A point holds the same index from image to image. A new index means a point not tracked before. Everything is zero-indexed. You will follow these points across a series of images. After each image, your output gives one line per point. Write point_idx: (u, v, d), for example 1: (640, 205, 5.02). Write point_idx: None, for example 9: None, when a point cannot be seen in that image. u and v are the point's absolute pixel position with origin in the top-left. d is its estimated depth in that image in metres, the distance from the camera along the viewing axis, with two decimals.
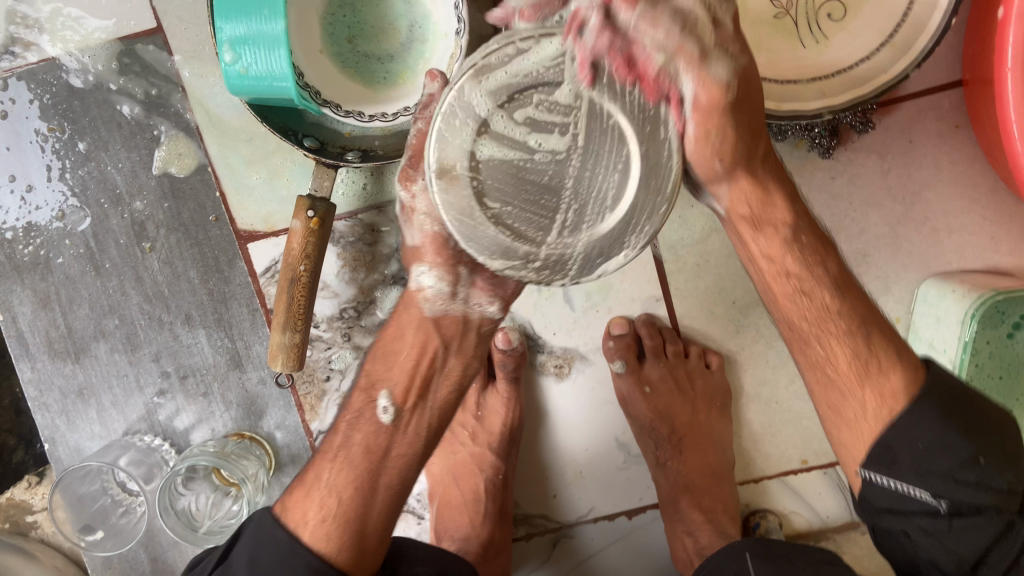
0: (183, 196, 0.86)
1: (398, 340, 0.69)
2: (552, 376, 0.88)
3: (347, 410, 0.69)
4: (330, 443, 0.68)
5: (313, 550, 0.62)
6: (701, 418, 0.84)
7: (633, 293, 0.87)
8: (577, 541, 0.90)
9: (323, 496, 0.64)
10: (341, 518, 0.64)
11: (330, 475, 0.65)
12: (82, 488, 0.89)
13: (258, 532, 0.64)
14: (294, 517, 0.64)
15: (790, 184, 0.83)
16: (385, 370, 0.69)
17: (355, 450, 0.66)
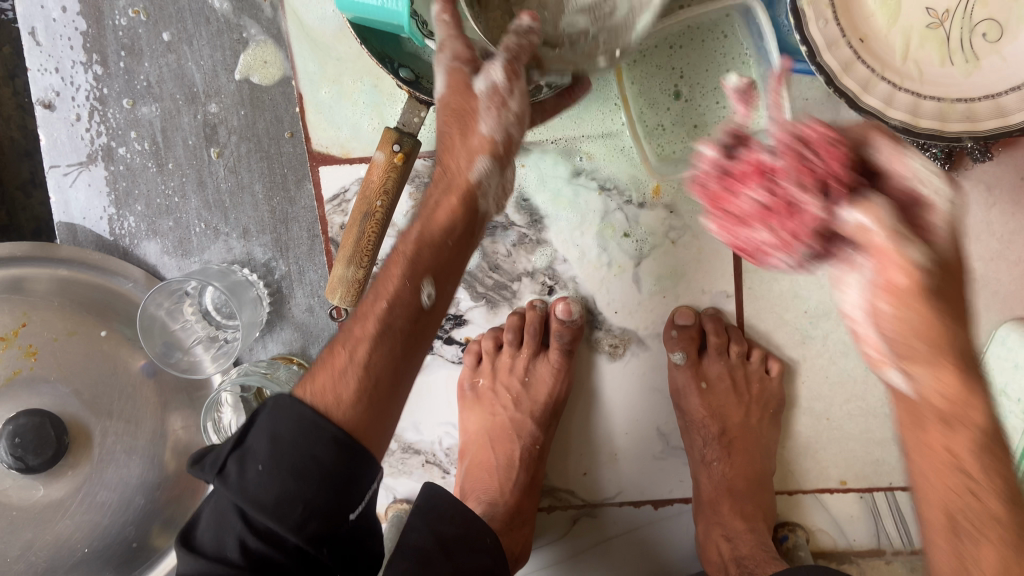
0: (261, 105, 0.82)
1: (437, 218, 0.63)
2: (605, 355, 0.86)
3: (367, 303, 0.60)
4: (354, 332, 0.58)
5: (335, 421, 0.53)
6: (752, 423, 0.82)
7: (703, 284, 0.84)
8: (598, 522, 0.90)
9: (344, 370, 0.55)
10: (364, 388, 0.55)
11: (368, 353, 0.57)
12: (168, 306, 0.83)
13: (275, 410, 0.52)
14: (321, 394, 0.54)
15: None
16: (420, 247, 0.62)
17: (398, 325, 0.59)
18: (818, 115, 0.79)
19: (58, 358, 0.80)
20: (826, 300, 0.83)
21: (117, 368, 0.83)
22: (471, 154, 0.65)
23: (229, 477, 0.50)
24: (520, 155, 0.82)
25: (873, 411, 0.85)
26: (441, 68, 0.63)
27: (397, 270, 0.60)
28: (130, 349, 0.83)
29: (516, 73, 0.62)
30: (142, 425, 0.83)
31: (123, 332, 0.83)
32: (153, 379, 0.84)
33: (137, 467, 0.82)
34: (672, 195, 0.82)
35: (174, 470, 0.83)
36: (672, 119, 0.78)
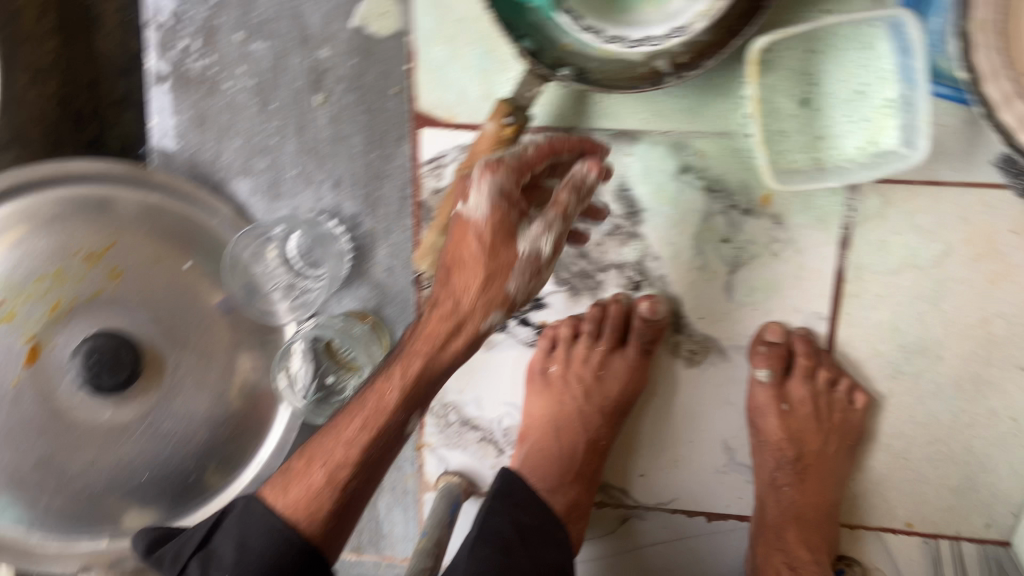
0: (372, 57, 0.80)
1: (443, 359, 0.62)
2: (682, 360, 0.84)
3: (343, 426, 0.63)
4: (332, 452, 0.63)
5: (303, 533, 0.61)
6: (829, 451, 0.79)
7: (798, 303, 0.80)
8: (646, 525, 0.89)
9: (320, 487, 0.62)
10: (334, 511, 0.62)
11: (345, 448, 0.62)
12: (253, 249, 0.84)
13: (245, 514, 0.63)
14: (294, 505, 0.62)
15: (1012, 245, 0.75)
16: (425, 371, 0.62)
17: (382, 434, 0.63)
18: (952, 144, 0.74)
19: (139, 283, 0.79)
20: (924, 337, 0.79)
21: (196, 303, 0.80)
22: (489, 299, 0.61)
23: (191, 572, 0.62)
24: (629, 143, 0.79)
25: (954, 458, 0.82)
26: (484, 193, 0.58)
27: (398, 402, 0.62)
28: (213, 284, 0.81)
29: (565, 224, 0.61)
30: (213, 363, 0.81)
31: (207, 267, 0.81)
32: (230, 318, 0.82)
33: (204, 404, 0.81)
34: (783, 205, 0.78)
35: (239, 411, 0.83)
36: (795, 127, 0.74)
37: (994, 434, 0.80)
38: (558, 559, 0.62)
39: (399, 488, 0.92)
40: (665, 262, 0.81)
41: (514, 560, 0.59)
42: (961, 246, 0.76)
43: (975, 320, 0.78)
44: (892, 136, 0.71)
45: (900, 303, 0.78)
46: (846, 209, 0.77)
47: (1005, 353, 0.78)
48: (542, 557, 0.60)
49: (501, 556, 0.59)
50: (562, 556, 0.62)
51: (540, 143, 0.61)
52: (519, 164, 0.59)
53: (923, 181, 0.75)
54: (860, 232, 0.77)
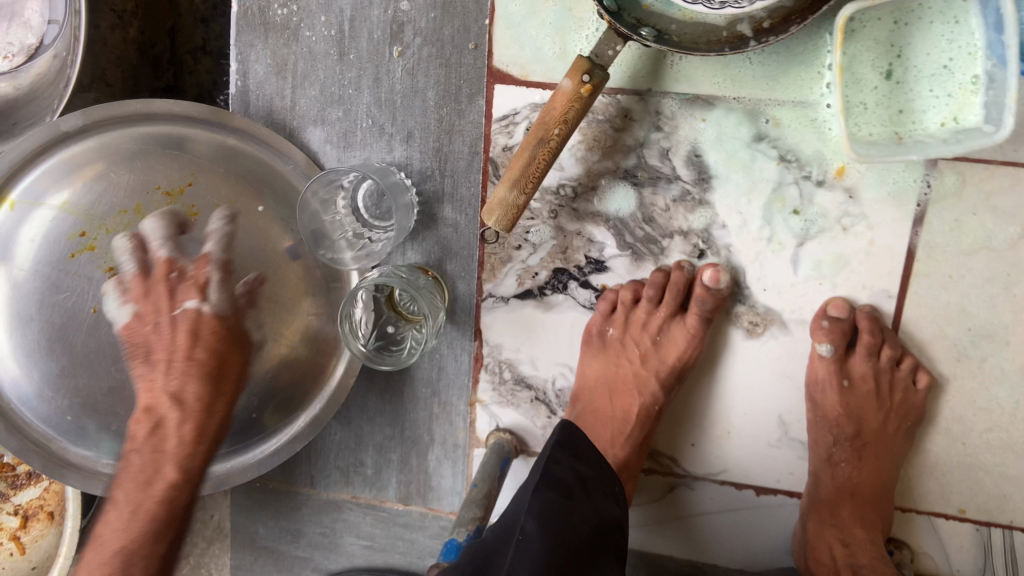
0: (451, 12, 0.81)
1: (173, 439, 0.73)
2: (742, 330, 0.83)
3: (110, 521, 0.72)
4: (101, 543, 0.72)
5: None
6: (888, 431, 0.79)
7: (865, 280, 0.79)
8: (694, 495, 0.89)
9: (131, 560, 0.70)
10: None
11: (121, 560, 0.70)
12: (324, 195, 0.83)
13: None
14: None
15: None
16: (161, 505, 0.73)
17: (150, 528, 0.71)
18: None
19: (216, 222, 0.80)
20: (993, 322, 0.78)
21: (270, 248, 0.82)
22: (172, 361, 0.73)
23: None
24: (703, 109, 0.79)
25: (1016, 447, 0.80)
26: (215, 282, 0.75)
27: (151, 502, 0.72)
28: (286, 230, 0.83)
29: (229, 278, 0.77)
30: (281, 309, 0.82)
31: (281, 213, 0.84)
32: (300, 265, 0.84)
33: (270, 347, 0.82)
34: (857, 178, 0.77)
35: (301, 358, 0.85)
36: (875, 99, 0.74)
37: None
38: (616, 512, 0.62)
39: (449, 442, 0.94)
40: (731, 231, 0.81)
41: (575, 507, 0.60)
42: None
43: None
44: (975, 113, 0.71)
45: (971, 286, 0.77)
46: (922, 185, 0.76)
47: None
48: (602, 507, 0.61)
49: (564, 499, 0.60)
50: (620, 509, 0.63)
51: (201, 257, 0.76)
52: (173, 259, 0.75)
53: (1003, 161, 0.74)
54: (935, 209, 0.76)
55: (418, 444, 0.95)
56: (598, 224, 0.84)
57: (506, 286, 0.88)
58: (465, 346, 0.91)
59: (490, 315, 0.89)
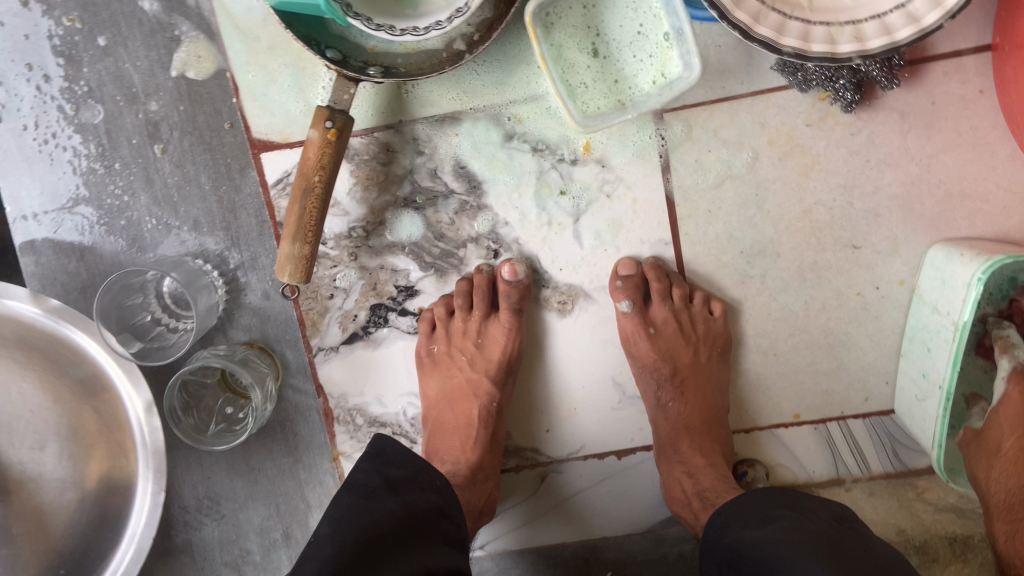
0: (199, 99, 0.85)
1: None
2: (555, 312, 0.89)
3: None
4: None
5: None
6: (701, 361, 0.86)
7: (641, 235, 0.87)
8: (564, 477, 0.93)
9: None
10: None
11: None
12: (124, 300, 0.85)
13: None
14: None
15: (809, 137, 0.83)
16: None
17: None
18: (730, 61, 0.82)
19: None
20: (760, 239, 0.86)
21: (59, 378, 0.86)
22: None
23: None
24: (453, 125, 0.85)
25: (818, 343, 0.88)
26: None
27: None
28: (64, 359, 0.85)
29: None
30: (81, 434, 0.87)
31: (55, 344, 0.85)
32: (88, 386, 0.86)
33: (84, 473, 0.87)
34: (603, 149, 0.85)
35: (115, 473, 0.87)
36: (592, 77, 0.81)
37: (846, 312, 0.87)
38: (433, 501, 0.68)
39: (324, 504, 0.94)
40: (514, 226, 0.87)
41: (380, 501, 0.65)
42: (766, 149, 0.84)
43: (799, 213, 0.85)
44: (676, 65, 0.80)
45: (731, 214, 0.85)
46: (658, 139, 0.84)
47: (833, 236, 0.85)
48: (411, 501, 0.66)
49: (366, 500, 0.65)
50: (435, 498, 0.69)
51: None
52: None
53: (716, 99, 0.83)
54: (676, 156, 0.84)
55: (295, 513, 0.94)
56: (396, 254, 0.88)
57: (332, 337, 0.90)
58: (310, 405, 0.92)
59: (326, 368, 0.91)
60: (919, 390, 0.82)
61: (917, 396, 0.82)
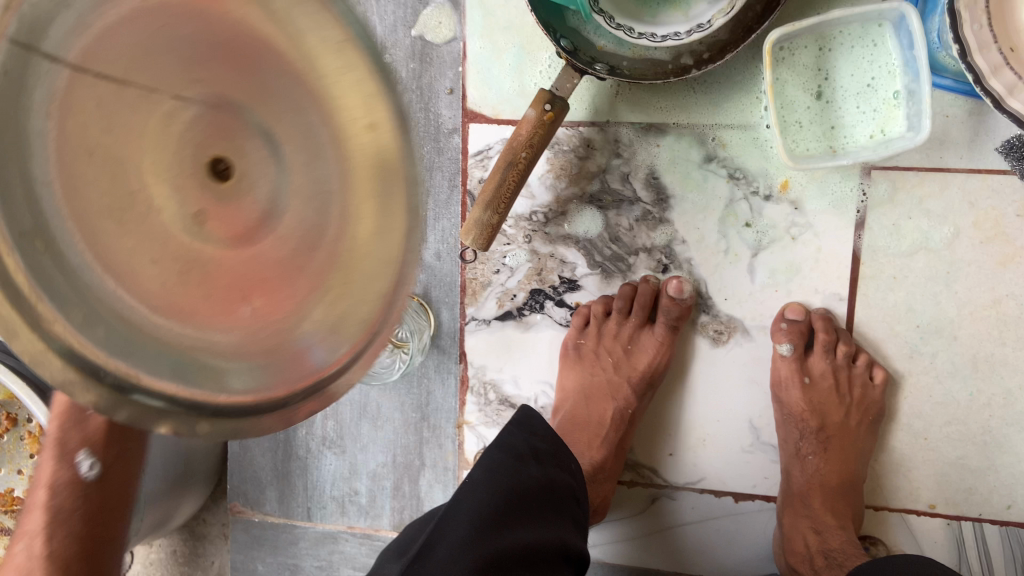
0: (429, 62, 0.90)
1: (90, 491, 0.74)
2: (708, 339, 0.89)
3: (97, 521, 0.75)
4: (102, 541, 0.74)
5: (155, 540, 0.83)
6: (851, 424, 0.83)
7: (816, 284, 0.86)
8: (676, 505, 0.92)
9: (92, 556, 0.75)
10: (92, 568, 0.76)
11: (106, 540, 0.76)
12: None
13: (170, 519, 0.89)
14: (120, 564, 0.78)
15: (1017, 227, 0.81)
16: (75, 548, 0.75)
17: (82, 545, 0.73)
18: (954, 134, 0.80)
19: None
20: (939, 318, 0.83)
21: (227, 150, 0.31)
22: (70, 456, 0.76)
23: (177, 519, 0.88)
24: (657, 135, 0.87)
25: (975, 438, 0.84)
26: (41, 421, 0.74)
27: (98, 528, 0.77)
28: (127, 30, 0.32)
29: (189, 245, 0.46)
30: (187, 184, 0.31)
31: (202, 57, 0.31)
32: (312, 168, 0.31)
33: (326, 347, 0.33)
34: (799, 191, 0.85)
35: (173, 325, 0.33)
36: (810, 118, 0.82)
37: (1013, 414, 0.83)
38: (569, 481, 0.71)
39: (440, 466, 0.97)
40: (691, 246, 0.88)
41: (526, 467, 0.68)
42: (970, 229, 0.82)
43: (988, 301, 0.82)
44: (899, 125, 0.79)
45: (915, 285, 0.83)
46: (858, 194, 0.83)
47: (1017, 333, 0.82)
48: (553, 473, 0.70)
49: (514, 460, 0.68)
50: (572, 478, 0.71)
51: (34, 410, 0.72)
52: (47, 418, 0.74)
53: (929, 168, 0.81)
54: (874, 215, 0.83)
55: (409, 468, 0.98)
56: (569, 246, 0.90)
57: (487, 310, 0.94)
58: (450, 369, 0.95)
59: (473, 338, 0.94)
60: None
61: None
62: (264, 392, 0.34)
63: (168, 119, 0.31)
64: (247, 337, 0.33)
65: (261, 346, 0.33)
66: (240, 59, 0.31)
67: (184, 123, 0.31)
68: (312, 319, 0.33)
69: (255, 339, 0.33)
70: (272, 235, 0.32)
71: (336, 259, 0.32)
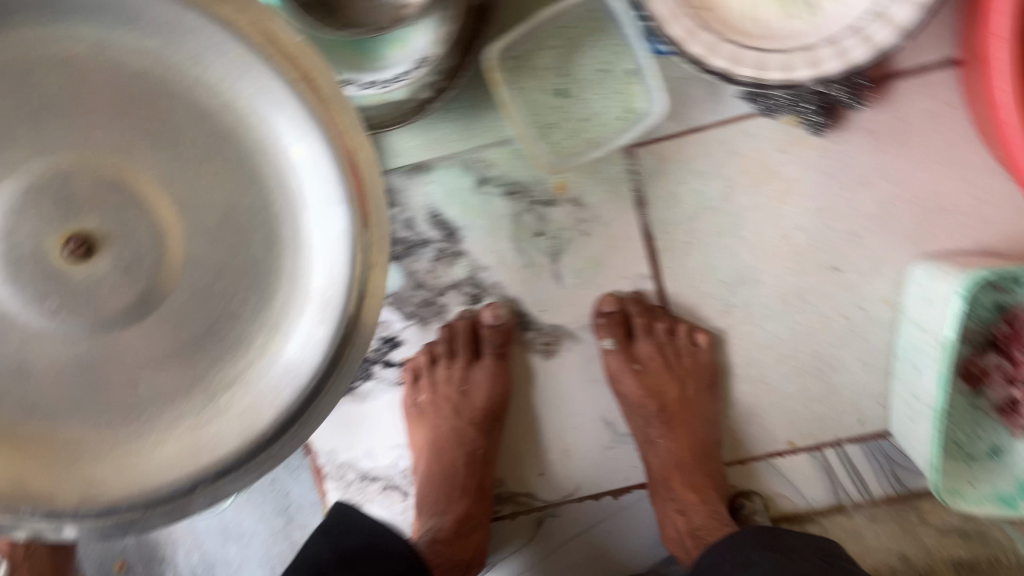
0: None
1: None
2: (540, 353, 0.89)
3: None
4: None
5: None
6: (689, 394, 0.85)
7: (621, 271, 0.86)
8: (561, 521, 0.91)
9: None
10: None
11: None
12: None
13: None
14: None
15: (781, 162, 0.83)
16: None
17: None
18: (697, 92, 0.82)
19: None
20: (740, 269, 0.85)
21: (235, 200, 0.49)
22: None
23: None
24: (425, 173, 0.85)
25: (808, 368, 0.87)
26: None
27: None
28: (84, 115, 0.48)
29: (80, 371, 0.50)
30: (92, 292, 0.47)
31: (206, 137, 0.49)
32: (235, 215, 0.49)
33: (232, 438, 0.49)
34: (576, 188, 0.85)
35: (48, 440, 0.50)
36: (561, 117, 0.82)
37: (832, 335, 0.86)
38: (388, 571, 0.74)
39: None
40: (494, 270, 0.87)
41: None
42: (740, 177, 0.83)
43: (778, 239, 0.84)
44: (644, 100, 0.81)
45: (709, 244, 0.85)
46: (630, 174, 0.84)
47: (813, 260, 0.84)
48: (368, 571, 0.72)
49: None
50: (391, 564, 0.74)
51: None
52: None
53: (685, 131, 0.83)
54: (651, 190, 0.84)
55: None
56: None
57: None
58: (299, 463, 0.91)
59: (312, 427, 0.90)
60: (912, 411, 0.80)
61: (911, 417, 0.81)
62: (174, 453, 0.50)
63: (117, 206, 0.47)
64: (142, 408, 0.50)
65: (194, 398, 0.50)
66: (223, 134, 0.49)
67: (65, 195, 0.47)
68: (241, 373, 0.50)
69: (262, 338, 0.50)
70: (170, 301, 0.49)
71: (291, 271, 0.50)
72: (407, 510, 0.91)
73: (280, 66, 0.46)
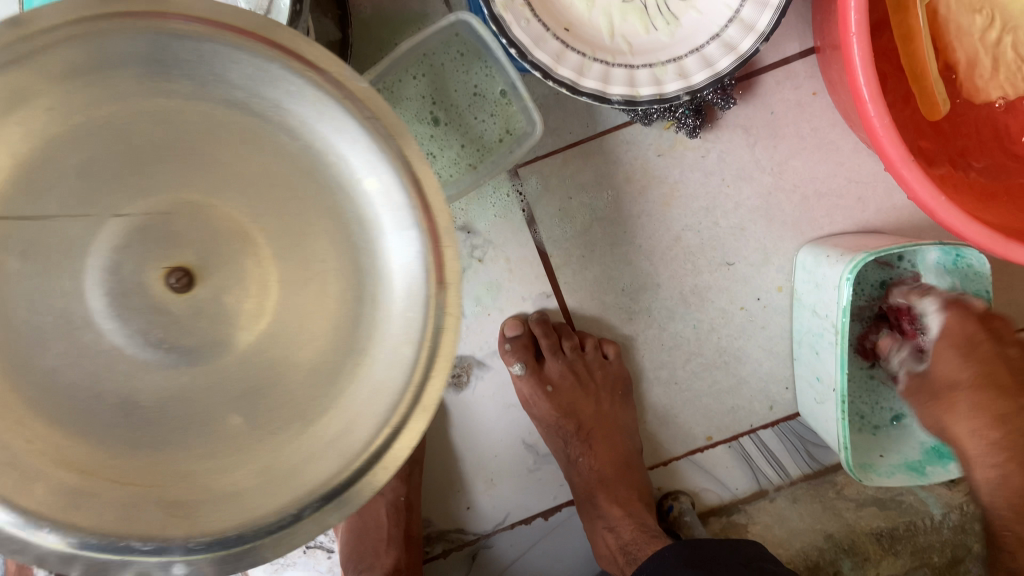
0: None
1: None
2: (452, 388, 0.86)
3: None
4: None
5: None
6: (604, 409, 0.87)
7: (521, 293, 0.85)
8: (496, 551, 0.89)
9: None
10: None
11: None
12: None
13: None
14: None
15: (662, 166, 0.83)
16: None
17: None
18: (571, 106, 0.81)
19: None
20: (639, 275, 0.85)
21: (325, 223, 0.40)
22: None
23: None
24: None
25: (716, 363, 0.88)
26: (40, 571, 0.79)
27: None
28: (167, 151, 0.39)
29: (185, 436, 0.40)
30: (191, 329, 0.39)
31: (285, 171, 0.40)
32: (308, 248, 0.40)
33: (330, 462, 0.41)
34: (464, 215, 0.82)
35: (156, 469, 0.40)
36: (438, 146, 0.79)
37: (734, 328, 0.87)
38: None
39: None
40: None
41: None
42: (626, 185, 0.83)
43: (670, 241, 0.85)
44: (519, 120, 0.79)
45: (604, 254, 0.84)
46: (516, 196, 0.83)
47: (706, 257, 0.85)
48: None
49: None
50: None
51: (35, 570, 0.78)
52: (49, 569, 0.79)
53: (565, 146, 0.82)
54: (540, 210, 0.83)
55: None
56: None
57: None
58: None
59: None
60: (817, 393, 0.82)
61: (816, 399, 0.83)
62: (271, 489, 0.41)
63: (195, 233, 0.39)
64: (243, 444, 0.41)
65: (289, 434, 0.41)
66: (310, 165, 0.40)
67: (126, 241, 0.39)
68: (345, 405, 0.41)
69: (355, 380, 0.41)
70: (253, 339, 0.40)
71: (377, 311, 0.41)
72: (334, 567, 0.88)
73: (349, 104, 0.39)
